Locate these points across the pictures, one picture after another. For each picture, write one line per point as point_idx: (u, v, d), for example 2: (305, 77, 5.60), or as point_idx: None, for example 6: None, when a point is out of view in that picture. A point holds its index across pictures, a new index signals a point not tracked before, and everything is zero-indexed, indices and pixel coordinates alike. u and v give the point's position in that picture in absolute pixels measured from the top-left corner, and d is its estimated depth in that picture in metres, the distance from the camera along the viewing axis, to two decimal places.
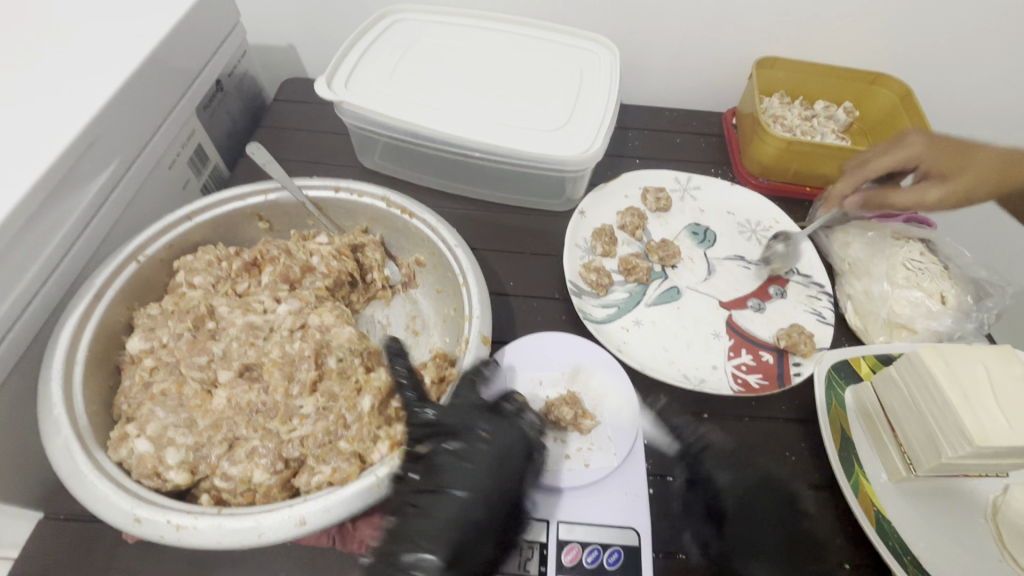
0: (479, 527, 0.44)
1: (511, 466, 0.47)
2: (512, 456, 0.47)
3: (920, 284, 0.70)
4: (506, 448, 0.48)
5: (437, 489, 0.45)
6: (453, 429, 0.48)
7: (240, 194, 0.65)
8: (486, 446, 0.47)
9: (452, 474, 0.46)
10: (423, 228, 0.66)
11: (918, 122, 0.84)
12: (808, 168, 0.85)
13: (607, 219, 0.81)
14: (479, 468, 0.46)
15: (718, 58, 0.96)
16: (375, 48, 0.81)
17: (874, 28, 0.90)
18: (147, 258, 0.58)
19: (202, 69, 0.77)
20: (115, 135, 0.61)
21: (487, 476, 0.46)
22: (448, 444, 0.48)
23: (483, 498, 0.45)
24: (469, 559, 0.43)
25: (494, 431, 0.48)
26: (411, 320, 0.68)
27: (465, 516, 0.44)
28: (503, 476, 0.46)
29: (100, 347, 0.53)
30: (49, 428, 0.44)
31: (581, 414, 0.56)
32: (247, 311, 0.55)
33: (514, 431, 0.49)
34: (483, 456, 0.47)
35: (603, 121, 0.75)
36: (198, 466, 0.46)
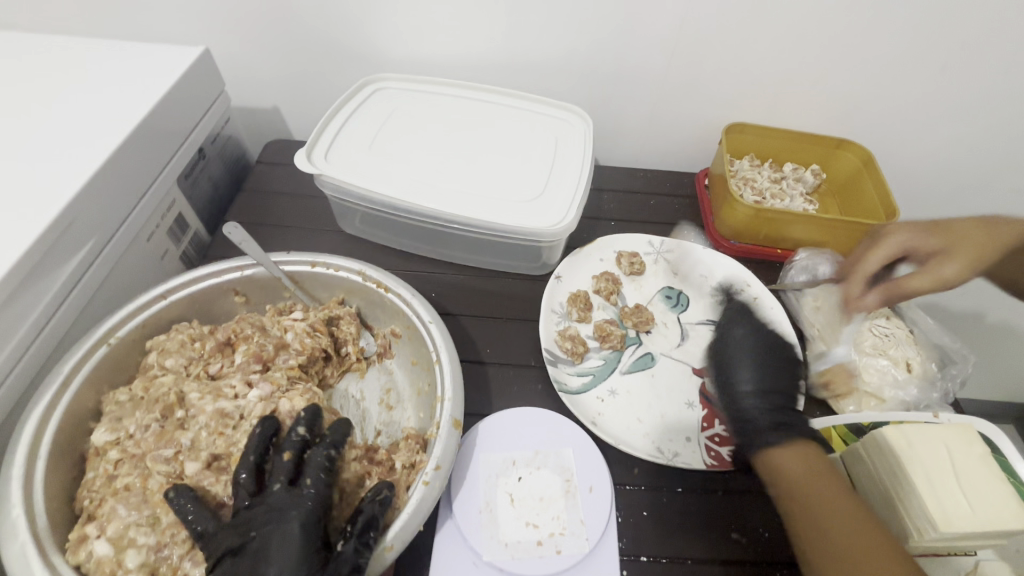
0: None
1: (312, 532, 0.45)
2: (289, 538, 0.44)
3: (886, 352, 0.72)
4: (284, 530, 0.44)
5: (250, 568, 0.42)
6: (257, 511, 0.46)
7: (217, 271, 0.65)
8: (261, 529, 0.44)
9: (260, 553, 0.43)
10: (398, 302, 0.67)
11: (880, 188, 0.88)
12: (777, 232, 0.87)
13: (584, 284, 0.82)
14: (288, 552, 0.43)
15: (689, 123, 1.00)
16: (355, 118, 0.84)
17: (835, 97, 0.94)
18: (118, 340, 0.58)
19: (183, 142, 0.78)
20: (92, 216, 0.62)
21: (290, 551, 0.43)
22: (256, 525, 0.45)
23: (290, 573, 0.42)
24: None
25: (287, 507, 0.46)
26: (387, 393, 0.67)
27: None
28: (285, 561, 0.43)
29: (64, 437, 0.52)
30: (4, 532, 0.43)
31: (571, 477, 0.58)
32: (218, 396, 0.55)
33: (283, 514, 0.45)
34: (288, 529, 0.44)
35: (576, 192, 0.78)
36: (159, 568, 0.45)
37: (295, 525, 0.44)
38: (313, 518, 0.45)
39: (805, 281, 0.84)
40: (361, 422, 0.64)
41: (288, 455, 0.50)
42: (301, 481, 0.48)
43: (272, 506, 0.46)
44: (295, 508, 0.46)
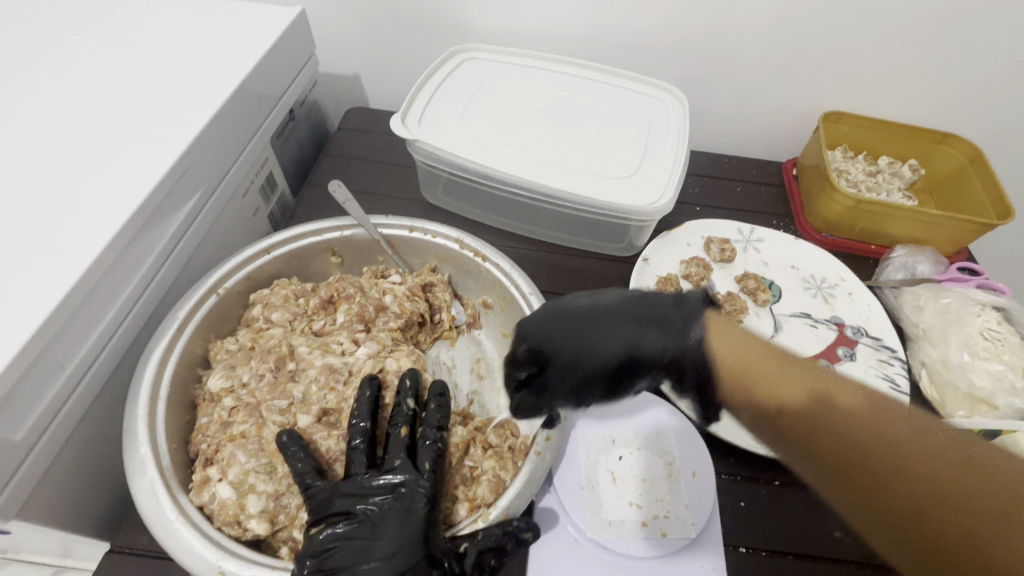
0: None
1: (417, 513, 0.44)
2: (397, 516, 0.44)
3: (1001, 356, 0.67)
4: (388, 509, 0.44)
5: (362, 546, 0.42)
6: (354, 490, 0.45)
7: (318, 230, 0.65)
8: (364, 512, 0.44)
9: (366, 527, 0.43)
10: (495, 272, 0.65)
11: (991, 186, 0.82)
12: (875, 226, 0.83)
13: (671, 267, 0.80)
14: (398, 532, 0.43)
15: (782, 109, 0.95)
16: (446, 85, 0.82)
17: (944, 88, 0.89)
18: (226, 290, 0.58)
19: (279, 100, 0.78)
20: (201, 165, 0.62)
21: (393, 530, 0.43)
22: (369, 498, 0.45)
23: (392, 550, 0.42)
24: None
25: (406, 489, 0.45)
26: (476, 363, 0.67)
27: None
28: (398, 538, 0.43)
29: (179, 381, 0.52)
30: (135, 467, 0.44)
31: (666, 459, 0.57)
32: (326, 352, 0.55)
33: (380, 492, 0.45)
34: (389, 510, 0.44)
35: (673, 172, 0.75)
36: (277, 516, 0.46)
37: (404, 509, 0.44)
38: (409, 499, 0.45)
39: (903, 279, 0.80)
40: (454, 390, 0.64)
41: (404, 431, 0.49)
42: (390, 460, 0.47)
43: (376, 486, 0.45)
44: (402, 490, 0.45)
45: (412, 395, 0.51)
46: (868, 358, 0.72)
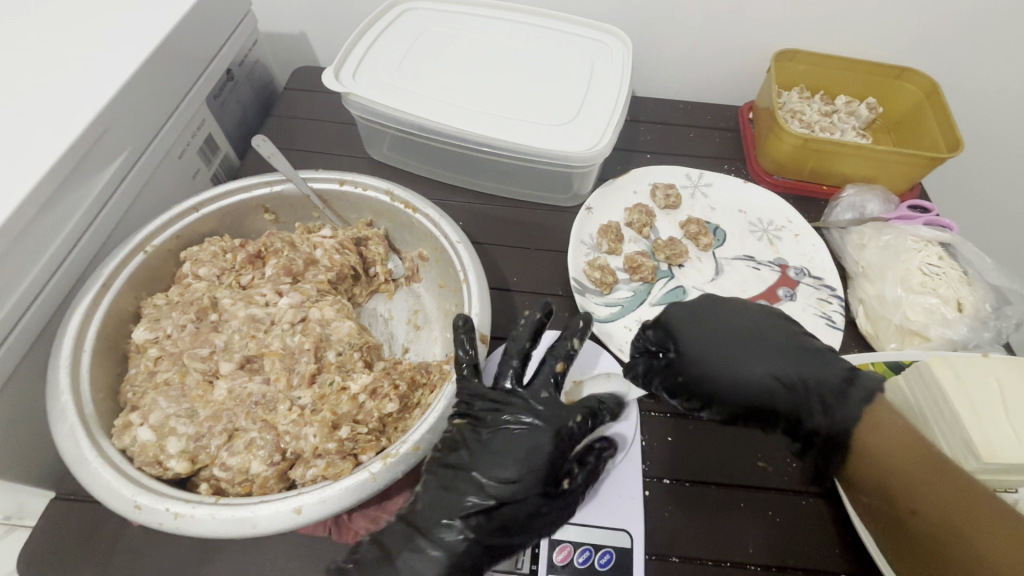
0: (518, 504, 0.48)
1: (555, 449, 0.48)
2: (543, 448, 0.48)
3: (936, 290, 0.68)
4: (535, 444, 0.48)
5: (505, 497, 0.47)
6: (489, 422, 0.50)
7: (246, 187, 0.65)
8: (512, 442, 0.48)
9: (485, 458, 0.48)
10: (426, 223, 0.65)
11: (944, 120, 0.80)
12: (824, 166, 0.82)
13: (615, 215, 0.80)
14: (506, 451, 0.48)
15: (738, 49, 0.92)
16: (383, 38, 0.80)
17: (903, 21, 0.86)
18: (154, 248, 0.59)
19: (213, 57, 0.76)
20: (126, 124, 0.61)
21: (530, 458, 0.48)
22: (461, 452, 0.49)
23: (538, 475, 0.48)
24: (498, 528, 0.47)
25: (552, 412, 0.50)
26: (413, 314, 0.68)
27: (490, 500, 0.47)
28: (527, 466, 0.48)
29: (107, 336, 0.54)
30: (56, 414, 0.46)
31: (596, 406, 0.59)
32: (249, 303, 0.56)
33: (544, 435, 0.49)
34: (521, 446, 0.48)
35: (613, 117, 0.74)
36: (198, 456, 0.48)
37: (552, 438, 0.49)
38: (557, 451, 0.48)
39: (851, 219, 0.79)
40: (389, 339, 0.66)
41: (562, 366, 0.52)
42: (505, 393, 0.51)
43: (509, 400, 0.51)
44: (554, 423, 0.49)
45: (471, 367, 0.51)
46: (807, 297, 0.73)
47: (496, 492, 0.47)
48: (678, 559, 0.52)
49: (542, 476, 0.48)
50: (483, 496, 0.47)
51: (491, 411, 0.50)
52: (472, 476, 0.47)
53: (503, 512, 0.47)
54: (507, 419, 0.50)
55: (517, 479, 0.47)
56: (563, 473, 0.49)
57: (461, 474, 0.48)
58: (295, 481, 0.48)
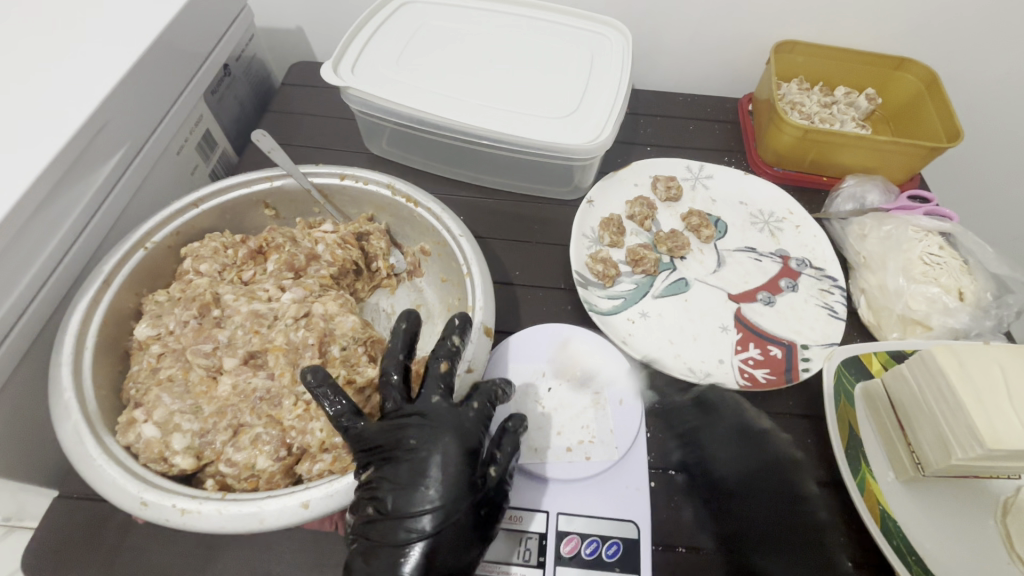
0: (456, 522, 0.44)
1: (461, 452, 0.46)
2: (451, 459, 0.45)
3: (938, 279, 0.68)
4: (442, 455, 0.45)
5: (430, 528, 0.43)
6: (386, 447, 0.46)
7: (246, 182, 0.65)
8: (416, 463, 0.45)
9: (401, 490, 0.44)
10: (427, 217, 0.65)
11: (943, 110, 0.80)
12: (824, 157, 0.82)
13: (617, 208, 0.80)
14: (420, 477, 0.45)
15: (737, 41, 0.92)
16: (381, 32, 0.80)
17: (902, 10, 0.86)
18: (154, 244, 0.59)
19: (210, 53, 0.76)
20: (124, 120, 0.61)
21: (460, 464, 0.45)
22: (380, 494, 0.44)
23: (459, 481, 0.45)
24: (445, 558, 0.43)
25: (446, 413, 0.48)
26: (416, 309, 0.68)
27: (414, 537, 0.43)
28: (446, 484, 0.44)
29: (109, 333, 0.53)
30: (59, 411, 0.45)
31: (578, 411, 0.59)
32: (252, 299, 0.56)
33: (449, 437, 0.46)
34: (427, 463, 0.45)
35: (613, 110, 0.73)
36: (203, 452, 0.47)
37: (457, 443, 0.46)
38: (468, 439, 0.47)
39: (851, 210, 0.79)
40: (392, 334, 0.66)
41: (445, 367, 0.50)
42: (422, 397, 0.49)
43: (407, 420, 0.47)
44: (455, 422, 0.47)
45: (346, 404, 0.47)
46: (809, 288, 0.73)
47: (432, 517, 0.43)
48: (685, 549, 0.52)
49: (468, 483, 0.45)
50: (424, 528, 0.43)
51: (389, 437, 0.46)
52: (398, 518, 0.43)
53: (445, 534, 0.43)
54: (408, 439, 0.46)
55: (438, 498, 0.44)
56: (483, 467, 0.47)
57: (378, 524, 0.44)
58: (301, 476, 0.48)
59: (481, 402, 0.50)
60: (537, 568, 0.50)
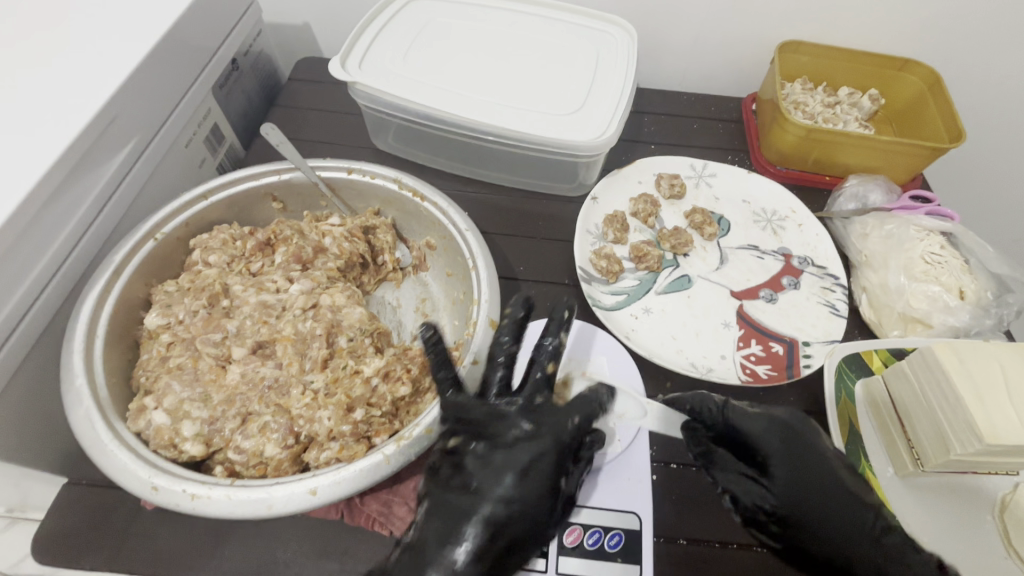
0: (530, 511, 0.47)
1: (555, 454, 0.49)
2: (542, 459, 0.49)
3: (938, 278, 0.68)
4: (536, 452, 0.49)
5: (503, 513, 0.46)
6: (485, 429, 0.50)
7: (255, 174, 0.66)
8: (511, 452, 0.49)
9: (488, 471, 0.48)
10: (433, 212, 0.66)
11: (946, 111, 0.81)
12: (828, 157, 0.83)
13: (620, 205, 0.80)
14: (513, 464, 0.48)
15: (741, 41, 0.93)
16: (388, 28, 0.80)
17: (906, 12, 0.86)
18: (164, 235, 0.59)
19: (218, 47, 0.76)
20: (135, 112, 0.62)
21: (548, 464, 0.49)
22: (466, 468, 0.49)
23: (540, 479, 0.48)
24: (502, 542, 0.46)
25: (549, 415, 0.50)
26: (421, 303, 0.69)
27: (485, 511, 0.46)
28: (533, 477, 0.48)
29: (119, 322, 0.54)
30: (71, 397, 0.46)
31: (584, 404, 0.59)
32: (260, 290, 0.56)
33: (549, 436, 0.49)
34: (522, 457, 0.48)
35: (618, 107, 0.74)
36: (212, 439, 0.48)
37: (553, 446, 0.49)
38: (567, 443, 0.50)
39: (854, 209, 0.80)
40: (398, 327, 0.66)
41: (550, 368, 0.53)
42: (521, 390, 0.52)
43: (509, 410, 0.50)
44: (557, 427, 0.50)
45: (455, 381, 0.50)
46: (810, 286, 0.74)
47: (506, 501, 0.47)
48: (685, 541, 0.53)
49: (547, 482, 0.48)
50: (495, 508, 0.47)
51: (491, 419, 0.50)
52: (477, 493, 0.47)
53: (512, 521, 0.46)
54: (506, 429, 0.50)
55: (517, 486, 0.47)
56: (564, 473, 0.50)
57: (460, 496, 0.47)
58: (309, 464, 0.49)
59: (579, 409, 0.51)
60: (540, 557, 0.50)
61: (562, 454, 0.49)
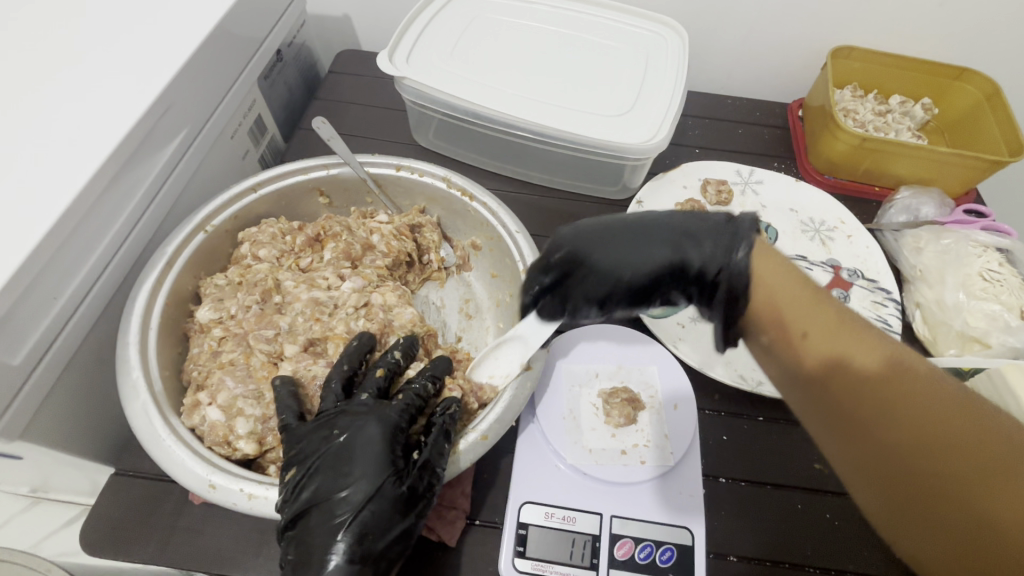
0: (376, 507, 0.42)
1: (392, 434, 0.45)
2: (372, 441, 0.44)
3: (998, 296, 0.66)
4: (363, 441, 0.44)
5: (371, 514, 0.41)
6: (338, 428, 0.45)
7: (304, 168, 0.65)
8: (347, 446, 0.44)
9: (331, 474, 0.43)
10: (482, 212, 0.65)
11: (1005, 123, 0.78)
12: (879, 167, 0.80)
13: (665, 210, 0.79)
14: (330, 461, 0.43)
15: (791, 45, 0.91)
16: (435, 23, 0.79)
17: (966, 18, 0.83)
18: (214, 228, 0.59)
19: (264, 37, 0.75)
20: (186, 102, 0.61)
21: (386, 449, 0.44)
22: (309, 480, 0.43)
23: (379, 469, 0.43)
24: (369, 548, 0.41)
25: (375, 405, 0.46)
26: (465, 304, 0.68)
27: (335, 518, 0.41)
28: (361, 464, 0.43)
29: (170, 314, 0.54)
30: (127, 390, 0.46)
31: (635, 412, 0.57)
32: (311, 286, 0.56)
33: (371, 421, 0.45)
34: (353, 443, 0.44)
35: (669, 110, 0.72)
36: (265, 438, 0.48)
37: (378, 428, 0.45)
38: (398, 425, 0.46)
39: (905, 222, 0.78)
40: (442, 327, 0.66)
41: (381, 373, 0.49)
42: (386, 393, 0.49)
43: (351, 408, 0.46)
44: (374, 410, 0.46)
45: (402, 348, 0.51)
46: (862, 299, 0.72)
47: (364, 507, 0.41)
48: (736, 558, 0.51)
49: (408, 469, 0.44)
50: (345, 512, 0.41)
51: (321, 426, 0.45)
52: (328, 499, 0.42)
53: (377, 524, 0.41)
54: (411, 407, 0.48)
55: (365, 480, 0.42)
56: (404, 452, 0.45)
57: (318, 512, 0.42)
58: None
59: (406, 394, 0.48)
60: (590, 569, 0.49)
61: (394, 435, 0.45)
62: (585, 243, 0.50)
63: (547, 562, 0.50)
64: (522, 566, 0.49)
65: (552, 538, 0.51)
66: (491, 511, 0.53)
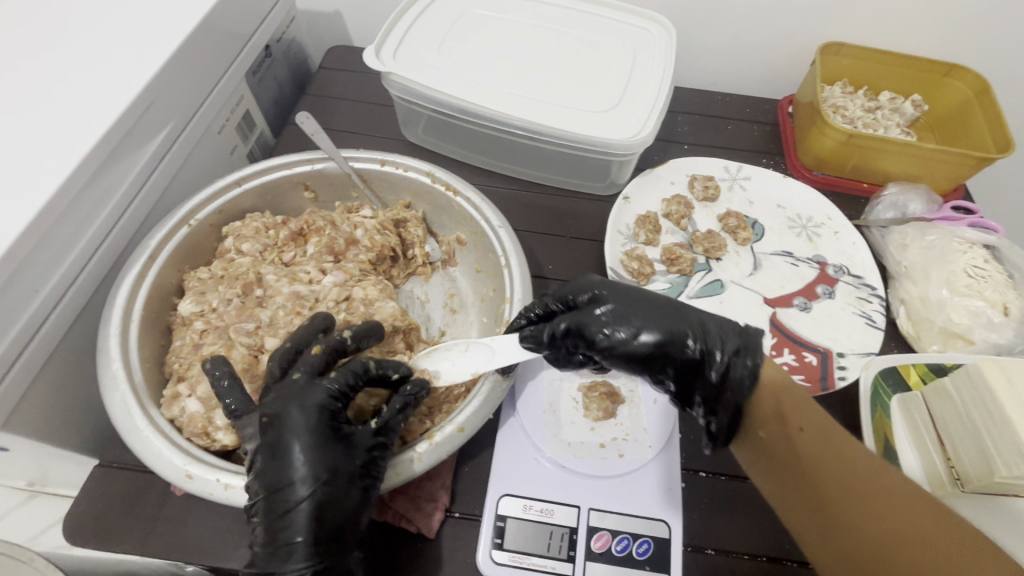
0: (328, 491, 0.42)
1: (325, 418, 0.44)
2: (303, 429, 0.43)
3: (982, 293, 0.66)
4: (294, 431, 0.43)
5: (324, 497, 0.42)
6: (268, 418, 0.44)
7: (288, 163, 0.65)
8: (280, 437, 0.43)
9: (274, 465, 0.42)
10: (466, 207, 0.65)
11: (994, 119, 0.78)
12: (867, 163, 0.80)
13: (652, 206, 0.79)
14: (274, 454, 0.42)
15: (781, 41, 0.90)
16: (422, 19, 0.79)
17: (956, 15, 0.83)
18: (198, 222, 0.59)
19: (252, 33, 0.75)
20: (172, 96, 0.61)
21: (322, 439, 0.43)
22: (257, 469, 0.43)
23: (321, 454, 0.43)
24: (331, 527, 0.42)
25: (302, 387, 0.45)
26: (449, 298, 0.68)
27: (287, 506, 0.41)
28: (301, 453, 0.42)
29: (153, 307, 0.54)
30: (108, 381, 0.46)
31: (614, 406, 0.58)
32: (293, 280, 0.56)
33: (297, 407, 0.44)
34: (286, 432, 0.43)
35: (655, 106, 0.72)
36: None
37: (304, 414, 0.43)
38: (328, 411, 0.45)
39: (892, 218, 0.77)
40: (426, 322, 0.66)
41: (317, 351, 0.47)
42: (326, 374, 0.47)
43: (280, 394, 0.45)
44: (299, 396, 0.44)
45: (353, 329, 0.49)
46: (847, 296, 0.72)
47: (314, 495, 0.42)
48: (714, 551, 0.52)
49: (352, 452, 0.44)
50: (299, 498, 0.42)
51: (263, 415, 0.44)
52: (276, 487, 0.42)
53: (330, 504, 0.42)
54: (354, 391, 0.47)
55: (307, 470, 0.42)
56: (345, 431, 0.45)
57: (275, 500, 0.42)
58: None
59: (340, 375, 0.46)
60: (567, 562, 0.50)
61: (327, 417, 0.44)
62: (606, 307, 0.52)
63: (525, 554, 0.50)
64: (499, 558, 0.50)
65: (530, 530, 0.51)
66: (470, 504, 0.53)
